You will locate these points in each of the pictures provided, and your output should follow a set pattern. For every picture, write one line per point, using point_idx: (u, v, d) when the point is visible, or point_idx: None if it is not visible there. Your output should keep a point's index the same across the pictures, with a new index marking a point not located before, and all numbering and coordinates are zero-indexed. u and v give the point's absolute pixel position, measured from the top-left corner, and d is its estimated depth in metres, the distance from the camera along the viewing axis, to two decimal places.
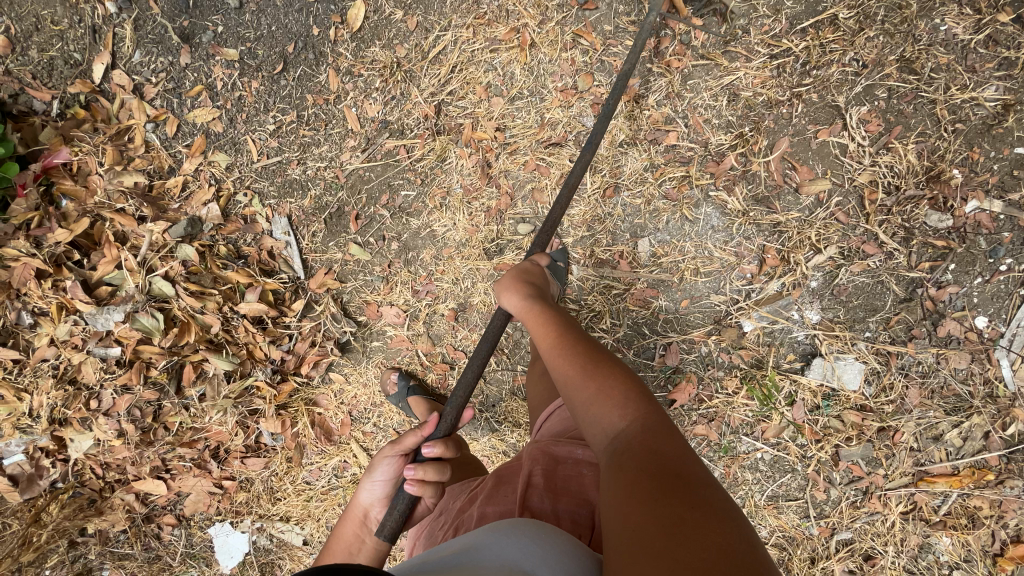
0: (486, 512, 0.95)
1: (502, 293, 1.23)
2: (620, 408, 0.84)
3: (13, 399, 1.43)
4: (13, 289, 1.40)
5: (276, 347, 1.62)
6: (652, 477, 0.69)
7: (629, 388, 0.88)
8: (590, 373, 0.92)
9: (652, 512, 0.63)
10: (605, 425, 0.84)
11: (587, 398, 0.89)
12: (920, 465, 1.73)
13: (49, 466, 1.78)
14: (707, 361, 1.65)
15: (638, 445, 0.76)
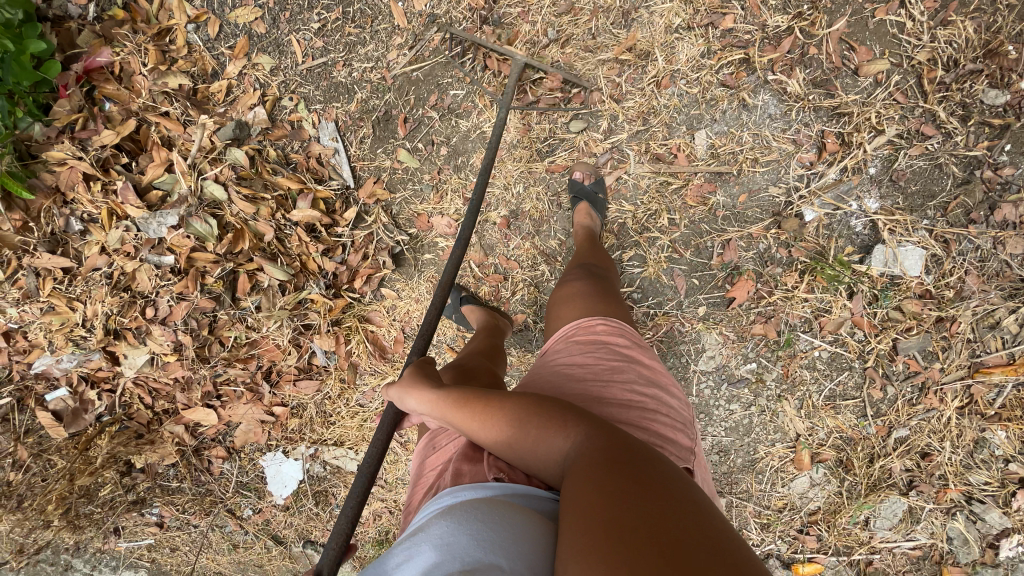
0: (460, 468, 0.88)
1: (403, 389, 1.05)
2: (563, 428, 0.78)
3: (66, 310, 1.39)
4: (61, 194, 1.36)
5: (329, 258, 1.59)
6: (610, 489, 0.64)
7: (570, 409, 0.82)
8: (520, 407, 0.84)
9: (611, 524, 0.59)
10: (553, 454, 0.77)
11: (529, 427, 0.80)
12: (975, 357, 1.73)
13: (95, 399, 1.73)
14: (765, 258, 1.63)
15: (593, 459, 0.70)
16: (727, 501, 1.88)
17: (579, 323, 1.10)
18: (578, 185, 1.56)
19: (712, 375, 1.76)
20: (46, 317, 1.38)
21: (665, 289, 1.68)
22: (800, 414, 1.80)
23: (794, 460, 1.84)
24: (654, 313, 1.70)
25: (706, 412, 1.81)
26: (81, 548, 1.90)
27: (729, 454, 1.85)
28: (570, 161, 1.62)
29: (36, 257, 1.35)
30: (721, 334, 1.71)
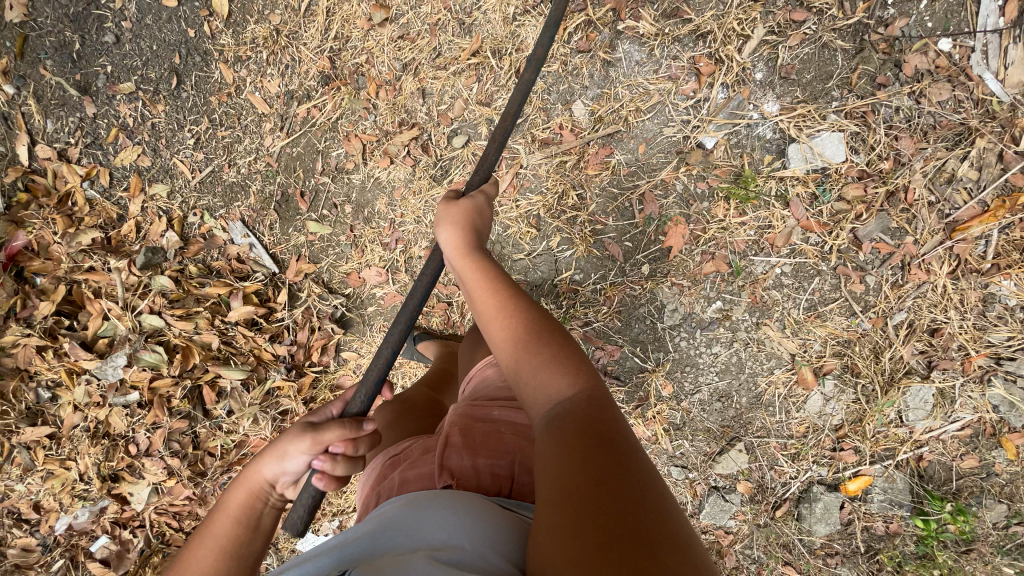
0: (406, 476, 0.94)
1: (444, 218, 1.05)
2: (571, 375, 0.79)
3: (62, 471, 1.50)
4: (24, 371, 1.48)
5: (279, 343, 1.65)
6: (598, 451, 0.65)
7: (576, 358, 0.82)
8: (533, 336, 0.84)
9: (592, 491, 0.60)
10: (550, 393, 0.78)
11: (534, 363, 0.81)
12: (947, 217, 1.62)
13: (132, 537, 1.85)
14: (688, 198, 1.59)
15: (585, 414, 0.71)
16: (748, 444, 1.81)
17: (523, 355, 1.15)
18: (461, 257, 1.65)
19: (683, 327, 1.72)
20: (47, 483, 1.50)
21: (603, 261, 1.66)
22: (788, 335, 1.73)
23: (799, 381, 1.76)
24: (601, 287, 1.68)
25: (692, 364, 1.75)
26: None
27: (732, 398, 1.78)
28: (466, 174, 1.62)
29: (20, 434, 1.47)
30: (674, 284, 1.67)
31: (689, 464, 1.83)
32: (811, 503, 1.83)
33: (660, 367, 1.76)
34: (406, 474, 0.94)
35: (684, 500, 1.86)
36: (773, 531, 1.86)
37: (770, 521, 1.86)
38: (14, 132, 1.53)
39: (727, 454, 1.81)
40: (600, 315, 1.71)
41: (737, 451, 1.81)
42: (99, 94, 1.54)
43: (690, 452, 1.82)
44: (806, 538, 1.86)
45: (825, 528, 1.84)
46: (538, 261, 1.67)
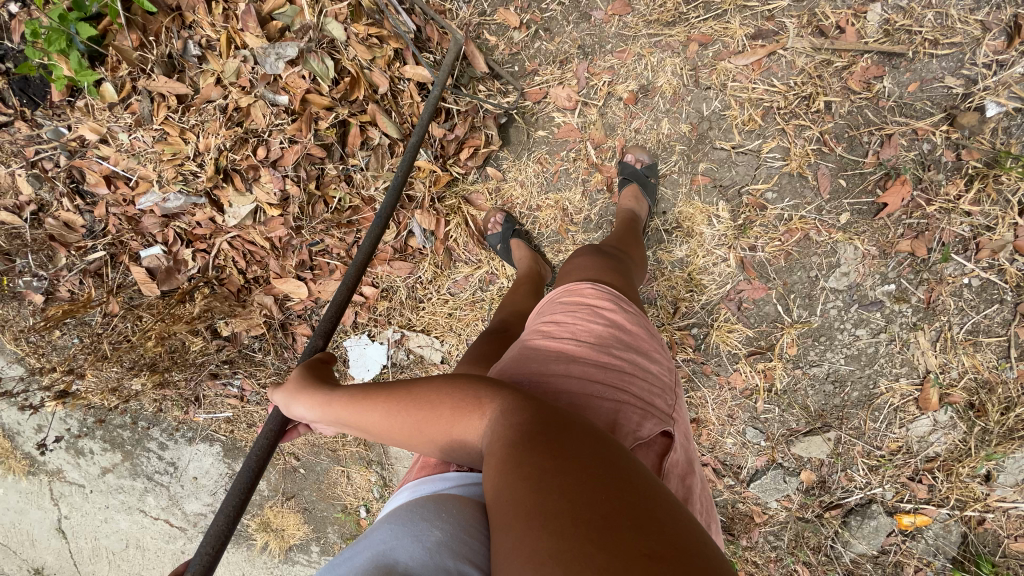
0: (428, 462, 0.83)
1: (295, 397, 0.94)
2: (478, 406, 0.71)
3: (177, 141, 1.32)
4: (181, 16, 1.28)
5: (438, 125, 1.49)
6: (532, 465, 0.60)
7: (475, 382, 0.75)
8: (426, 414, 0.75)
9: (542, 509, 0.55)
10: (471, 440, 0.71)
11: (441, 421, 0.73)
12: None
13: (188, 259, 1.70)
14: (928, 161, 1.45)
15: (514, 441, 0.64)
16: (837, 436, 1.71)
17: (565, 287, 1.03)
18: (629, 167, 1.50)
19: (842, 295, 1.58)
20: (158, 147, 1.33)
21: (806, 189, 1.49)
22: (935, 350, 1.61)
23: (919, 399, 1.66)
24: (788, 216, 1.52)
25: (828, 336, 1.62)
26: (168, 410, 1.95)
27: (845, 386, 1.67)
28: (717, 31, 1.43)
29: (152, 80, 1.28)
30: (861, 245, 1.53)
31: (768, 432, 1.73)
32: (863, 518, 1.76)
33: (797, 325, 1.61)
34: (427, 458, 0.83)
35: (742, 464, 1.78)
36: (811, 528, 1.79)
37: (815, 518, 1.78)
38: None
39: (812, 437, 1.71)
40: (769, 246, 1.55)
41: (824, 439, 1.70)
42: None
43: (775, 421, 1.72)
44: (838, 548, 1.79)
45: (862, 546, 1.77)
46: (739, 159, 1.50)
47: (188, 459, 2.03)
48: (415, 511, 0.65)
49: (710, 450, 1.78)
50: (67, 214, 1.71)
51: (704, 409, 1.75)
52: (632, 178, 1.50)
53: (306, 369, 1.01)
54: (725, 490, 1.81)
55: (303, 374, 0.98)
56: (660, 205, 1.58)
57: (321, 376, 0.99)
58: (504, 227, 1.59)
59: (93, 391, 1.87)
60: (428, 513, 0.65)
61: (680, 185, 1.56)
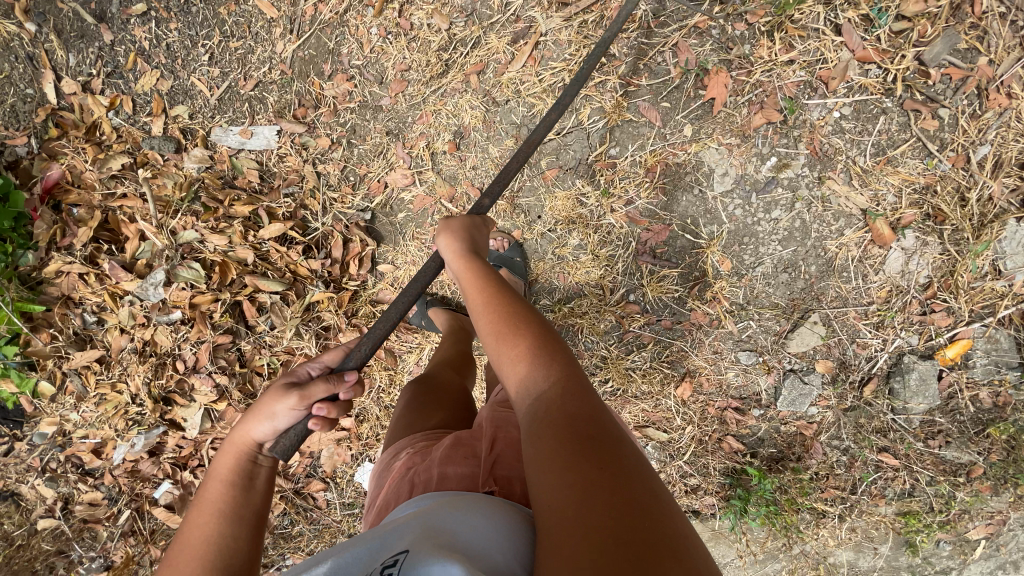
0: (447, 471, 0.88)
1: (444, 233, 1.05)
2: (547, 367, 0.76)
3: (114, 395, 1.49)
4: (69, 298, 1.49)
5: (314, 258, 1.62)
6: (585, 452, 0.64)
7: (555, 349, 0.80)
8: (504, 326, 0.84)
9: (589, 492, 0.59)
10: (524, 382, 0.77)
11: (512, 357, 0.80)
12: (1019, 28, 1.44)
13: (192, 479, 1.84)
14: (726, 42, 1.49)
15: (570, 417, 0.69)
16: (823, 316, 1.64)
17: None
18: (495, 254, 1.63)
19: (736, 192, 1.57)
20: (102, 408, 1.50)
21: (640, 128, 1.54)
22: (857, 188, 1.56)
23: (875, 239, 1.58)
24: (640, 158, 1.56)
25: (750, 234, 1.60)
26: None
27: (799, 268, 1.62)
28: (485, 53, 1.55)
29: (71, 359, 1.47)
30: (720, 143, 1.54)
31: (759, 347, 1.67)
32: (904, 376, 1.64)
33: (716, 241, 1.60)
34: (446, 467, 0.89)
35: (759, 389, 1.70)
36: (863, 413, 1.68)
37: (859, 402, 1.68)
38: (40, 71, 1.53)
39: (800, 329, 1.64)
40: (643, 190, 1.58)
41: (811, 325, 1.63)
42: (115, 20, 1.54)
43: (759, 333, 1.66)
44: (901, 418, 1.67)
45: (923, 403, 1.64)
46: (570, 138, 1.58)
47: None
48: (471, 508, 0.69)
49: (721, 393, 1.71)
50: (86, 495, 1.91)
51: (690, 359, 1.69)
52: (501, 261, 1.63)
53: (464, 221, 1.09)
54: (761, 422, 1.72)
55: (457, 223, 1.07)
56: (530, 211, 1.63)
57: (463, 231, 1.07)
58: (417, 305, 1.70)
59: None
60: (478, 515, 0.67)
61: (538, 186, 1.62)
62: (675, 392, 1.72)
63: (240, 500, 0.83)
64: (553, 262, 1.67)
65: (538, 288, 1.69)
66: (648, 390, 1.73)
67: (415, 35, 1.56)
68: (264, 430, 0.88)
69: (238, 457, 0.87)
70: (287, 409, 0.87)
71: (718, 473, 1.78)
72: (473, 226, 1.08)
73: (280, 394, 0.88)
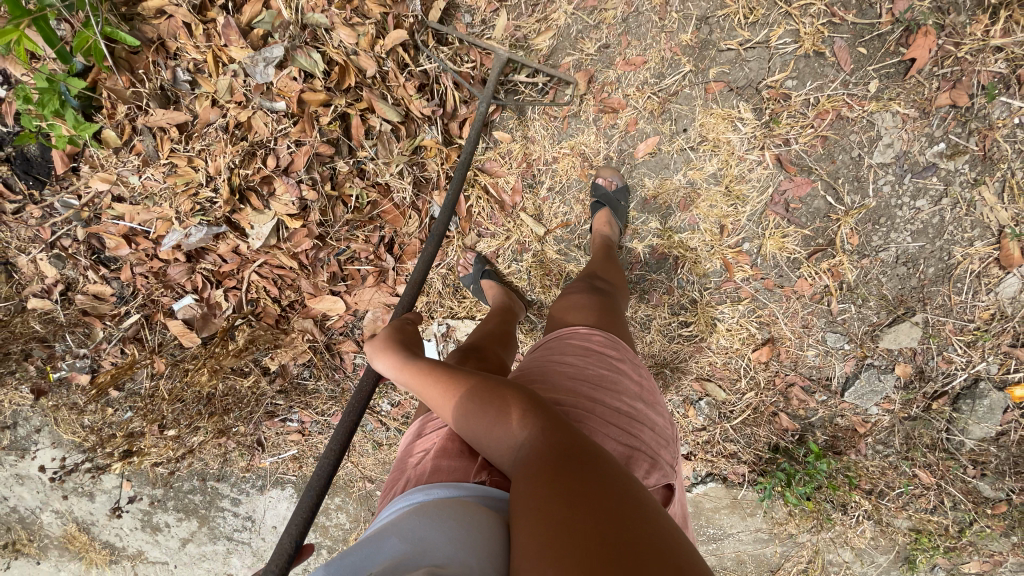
0: (441, 465, 0.78)
1: (376, 351, 0.96)
2: (522, 418, 0.72)
3: (188, 171, 1.30)
4: (163, 46, 1.27)
5: (438, 98, 1.44)
6: (563, 489, 0.60)
7: (526, 395, 0.76)
8: (474, 393, 0.78)
9: (562, 529, 0.55)
10: (506, 446, 0.71)
11: (481, 420, 0.74)
12: None
13: (221, 301, 1.67)
14: (946, 4, 1.37)
15: (549, 466, 0.64)
16: (924, 319, 1.60)
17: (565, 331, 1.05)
18: (600, 190, 1.53)
19: (892, 168, 1.49)
20: (170, 182, 1.31)
21: (826, 68, 1.42)
22: (1006, 202, 1.49)
23: (1001, 258, 1.54)
24: (815, 100, 1.44)
25: (888, 216, 1.53)
26: (235, 460, 1.93)
27: (918, 265, 1.56)
28: None
29: (149, 115, 1.27)
30: (898, 111, 1.44)
31: (850, 333, 1.63)
32: (975, 400, 1.63)
33: (853, 212, 1.52)
34: (439, 461, 0.78)
35: (831, 375, 1.67)
36: (921, 425, 1.67)
37: (922, 413, 1.67)
38: None
39: (899, 326, 1.60)
40: (803, 135, 1.47)
41: (911, 324, 1.59)
42: None
43: (854, 320, 1.61)
44: (956, 439, 1.66)
45: (980, 430, 1.64)
46: (750, 55, 1.43)
47: (263, 509, 2.02)
48: (441, 510, 0.63)
49: (793, 369, 1.68)
50: (95, 286, 1.71)
51: (778, 326, 1.64)
52: (604, 200, 1.53)
53: (392, 330, 1.01)
54: (820, 408, 1.70)
55: (387, 330, 1.00)
56: (681, 122, 1.50)
57: (404, 339, 0.99)
58: (474, 267, 1.62)
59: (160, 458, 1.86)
60: (432, 517, 0.62)
61: (696, 98, 1.48)
62: (750, 354, 1.68)
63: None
64: (679, 184, 1.57)
65: (655, 206, 1.60)
66: (726, 344, 1.68)
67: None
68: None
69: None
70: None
71: (760, 445, 1.75)
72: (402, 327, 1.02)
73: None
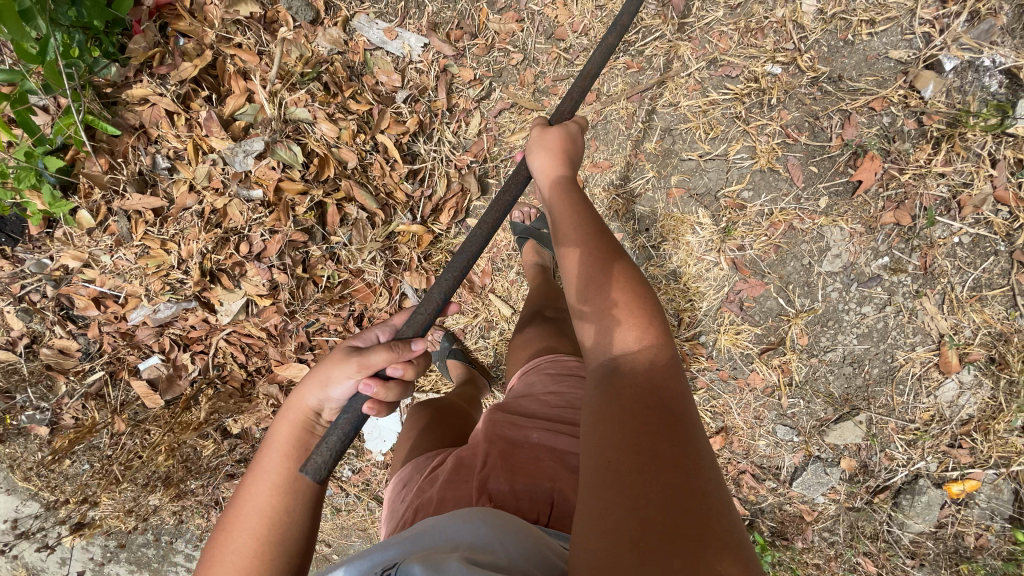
0: (444, 496, 0.88)
1: (536, 144, 1.07)
2: (641, 330, 0.74)
3: (160, 253, 1.33)
4: (145, 133, 1.31)
5: (414, 188, 1.50)
6: (649, 430, 0.61)
7: (653, 312, 0.77)
8: (605, 267, 0.82)
9: (635, 476, 0.57)
10: (612, 345, 0.75)
11: (602, 307, 0.78)
12: None
13: (187, 364, 1.69)
14: (891, 133, 1.46)
15: (649, 385, 0.67)
16: (868, 418, 1.67)
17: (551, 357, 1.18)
18: (520, 226, 1.58)
19: (840, 276, 1.58)
20: (142, 262, 1.34)
21: (780, 181, 1.51)
22: (944, 312, 1.60)
23: (940, 364, 1.63)
24: (769, 211, 1.53)
25: (835, 319, 1.61)
26: (190, 519, 1.91)
27: (864, 366, 1.65)
28: (660, 51, 1.48)
29: (126, 199, 1.30)
30: (846, 225, 1.54)
31: (799, 427, 1.70)
32: (914, 496, 1.69)
33: (802, 314, 1.61)
34: (444, 492, 0.88)
35: (781, 464, 1.73)
36: (865, 517, 1.72)
37: (866, 505, 1.72)
38: None
39: (844, 423, 1.68)
40: (757, 242, 1.56)
41: (856, 423, 1.67)
42: None
43: (803, 414, 1.69)
44: (895, 532, 1.71)
45: (920, 525, 1.70)
46: (709, 166, 1.52)
47: None
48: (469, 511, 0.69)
49: (745, 457, 1.74)
50: (61, 340, 1.71)
51: (731, 416, 1.71)
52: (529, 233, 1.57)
53: (563, 134, 1.07)
54: (769, 495, 1.75)
55: (561, 131, 1.07)
56: (643, 222, 1.58)
57: (564, 142, 1.07)
58: (441, 345, 1.67)
59: (112, 516, 1.83)
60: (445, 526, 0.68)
61: (658, 200, 1.56)
62: None
63: (298, 475, 0.84)
64: None
65: None
66: None
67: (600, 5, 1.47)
68: (319, 397, 0.89)
69: (293, 429, 0.89)
70: (345, 379, 0.87)
71: None
72: (570, 137, 1.07)
73: (337, 361, 0.87)
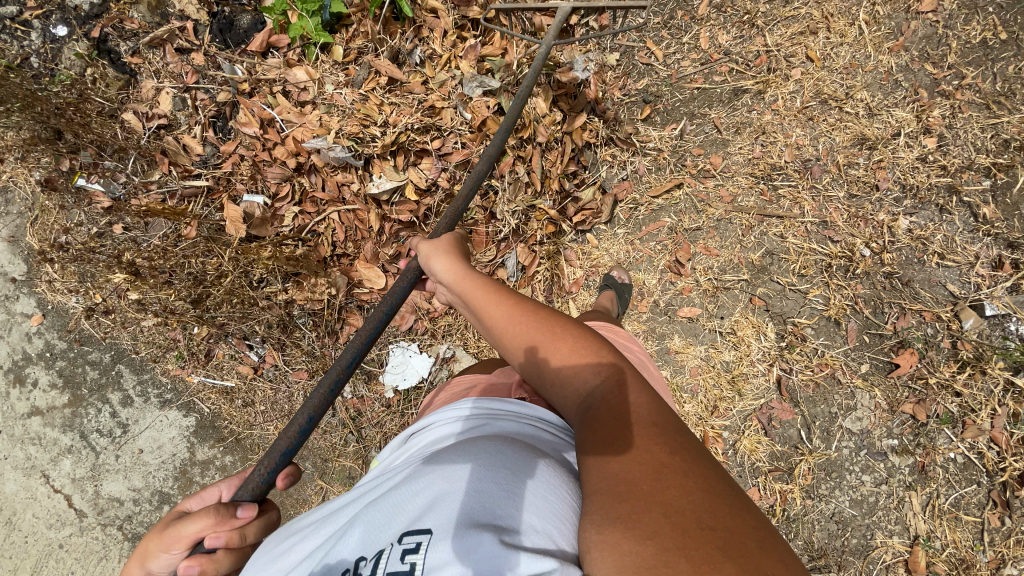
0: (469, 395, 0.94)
1: (433, 254, 1.02)
2: (595, 363, 0.74)
3: (374, 106, 1.61)
4: (422, 32, 1.65)
5: (567, 182, 1.80)
6: (627, 466, 0.59)
7: (579, 341, 0.76)
8: (541, 325, 0.79)
9: (653, 510, 0.54)
10: (575, 382, 0.74)
11: (552, 358, 0.76)
12: None
13: (286, 218, 1.72)
14: (931, 342, 1.74)
15: (609, 421, 0.66)
16: None
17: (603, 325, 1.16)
18: (613, 278, 1.81)
19: (855, 437, 1.75)
20: (355, 106, 1.61)
21: (837, 335, 1.79)
22: (925, 514, 1.71)
23: (907, 560, 1.70)
24: (821, 353, 1.79)
25: (839, 473, 1.74)
26: (167, 359, 1.79)
27: (846, 530, 1.72)
28: (789, 195, 1.86)
29: (377, 59, 1.62)
30: (876, 396, 1.76)
31: None
32: None
33: (815, 454, 1.75)
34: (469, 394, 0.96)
35: None
36: None
37: None
38: None
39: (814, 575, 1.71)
40: (803, 373, 1.78)
41: None
42: None
43: None
44: None
45: None
46: (792, 295, 1.82)
47: (145, 425, 1.80)
48: (480, 450, 0.61)
49: None
50: (189, 140, 1.75)
51: None
52: (612, 285, 1.79)
53: (452, 242, 1.06)
54: None
55: (448, 243, 1.05)
56: (720, 309, 1.83)
57: (461, 251, 1.04)
58: None
59: (118, 310, 1.77)
60: (486, 467, 0.59)
61: (740, 299, 1.84)
62: None
63: None
64: (700, 353, 1.83)
65: (673, 359, 1.84)
66: None
67: (761, 141, 1.87)
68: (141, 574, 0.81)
69: None
70: (157, 554, 0.79)
71: None
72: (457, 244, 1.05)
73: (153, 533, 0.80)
